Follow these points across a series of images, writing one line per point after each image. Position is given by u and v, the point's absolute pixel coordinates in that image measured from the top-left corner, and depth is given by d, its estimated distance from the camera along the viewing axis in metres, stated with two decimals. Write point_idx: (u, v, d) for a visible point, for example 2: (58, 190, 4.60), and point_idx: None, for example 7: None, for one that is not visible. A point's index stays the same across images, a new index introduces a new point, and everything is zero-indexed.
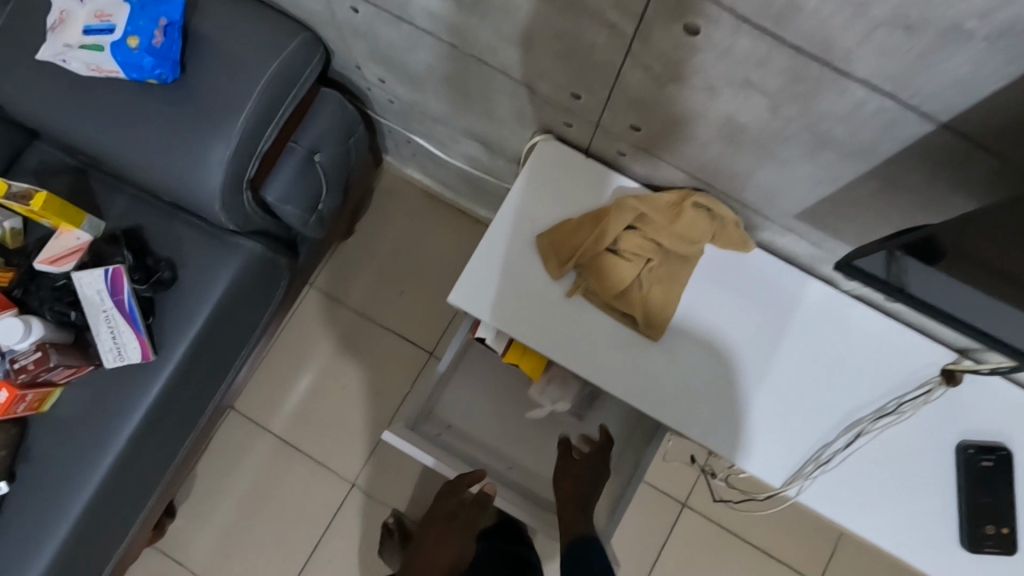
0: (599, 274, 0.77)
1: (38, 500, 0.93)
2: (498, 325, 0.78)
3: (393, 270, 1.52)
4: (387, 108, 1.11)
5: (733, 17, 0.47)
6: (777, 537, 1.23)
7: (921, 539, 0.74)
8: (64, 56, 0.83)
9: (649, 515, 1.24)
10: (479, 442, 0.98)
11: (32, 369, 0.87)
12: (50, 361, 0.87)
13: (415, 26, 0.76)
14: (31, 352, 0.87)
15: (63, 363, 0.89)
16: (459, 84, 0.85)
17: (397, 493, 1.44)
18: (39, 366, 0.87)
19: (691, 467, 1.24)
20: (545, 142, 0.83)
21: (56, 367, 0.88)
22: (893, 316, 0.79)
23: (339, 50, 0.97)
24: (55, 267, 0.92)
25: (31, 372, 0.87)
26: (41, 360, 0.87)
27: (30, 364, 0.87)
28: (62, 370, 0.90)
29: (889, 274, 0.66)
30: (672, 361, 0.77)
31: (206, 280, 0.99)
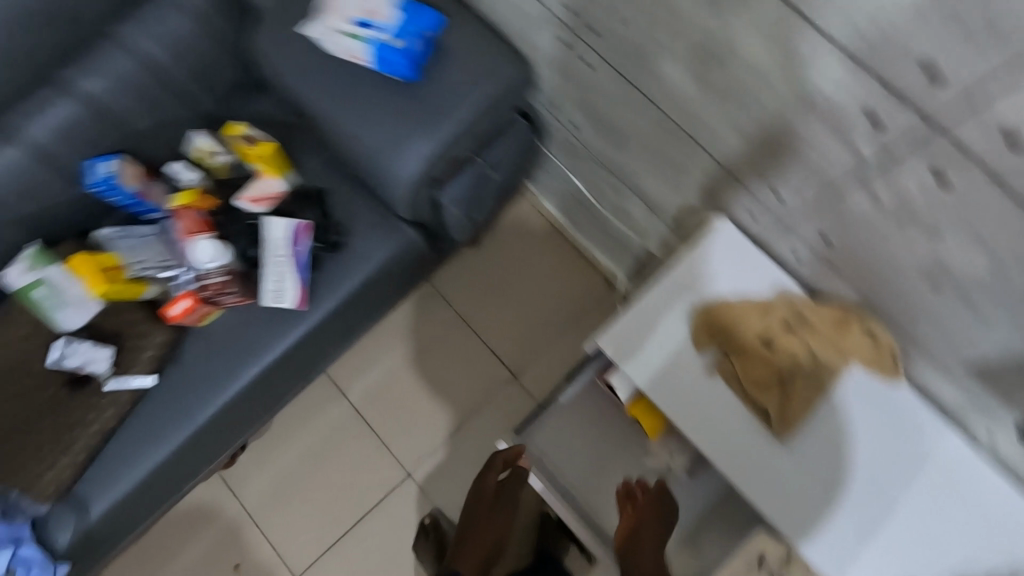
0: (745, 360, 0.81)
1: (169, 403, 1.01)
2: (635, 379, 0.84)
3: (503, 288, 1.59)
4: (561, 145, 1.19)
5: (997, 183, 0.51)
6: None
7: None
8: (329, 39, 0.95)
9: None
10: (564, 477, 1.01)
11: (214, 288, 0.99)
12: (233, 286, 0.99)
13: (641, 93, 0.83)
14: (218, 275, 0.99)
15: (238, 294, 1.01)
16: (656, 149, 0.91)
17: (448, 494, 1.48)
18: (221, 287, 0.99)
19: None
20: (724, 224, 0.87)
21: (232, 295, 1.01)
22: None
23: (545, 87, 1.06)
24: (253, 206, 1.04)
25: (213, 291, 0.99)
26: (225, 284, 0.99)
27: (214, 284, 0.99)
28: (234, 297, 1.01)
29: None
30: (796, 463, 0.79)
31: (367, 254, 1.09)
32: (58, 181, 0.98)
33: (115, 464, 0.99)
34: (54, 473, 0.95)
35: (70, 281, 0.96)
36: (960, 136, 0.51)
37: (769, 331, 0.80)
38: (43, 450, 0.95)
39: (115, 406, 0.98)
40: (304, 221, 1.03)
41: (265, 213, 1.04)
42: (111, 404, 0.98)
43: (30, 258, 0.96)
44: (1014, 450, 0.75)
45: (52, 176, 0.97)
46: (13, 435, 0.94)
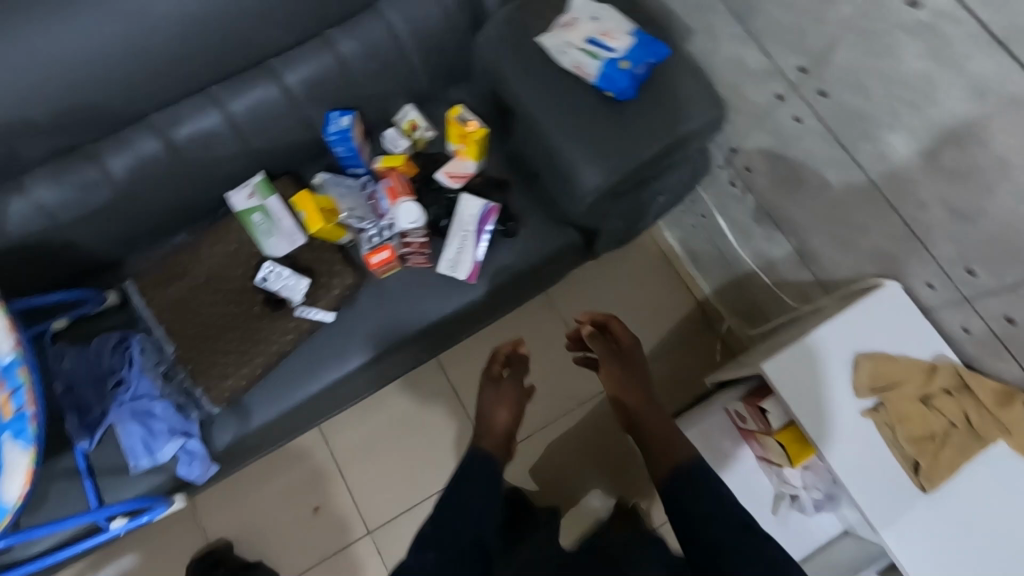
0: (897, 400, 0.88)
1: (340, 342, 1.10)
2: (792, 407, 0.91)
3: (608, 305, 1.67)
4: (720, 185, 1.28)
5: None
6: None
7: None
8: (562, 50, 1.06)
9: None
10: None
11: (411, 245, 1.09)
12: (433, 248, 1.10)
13: (850, 155, 0.92)
14: (419, 235, 1.09)
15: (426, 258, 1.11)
16: (841, 208, 1.00)
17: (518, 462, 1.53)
18: (421, 247, 1.09)
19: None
20: (896, 287, 0.94)
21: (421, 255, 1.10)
22: None
23: (731, 131, 1.16)
24: (447, 181, 1.14)
25: (412, 249, 1.09)
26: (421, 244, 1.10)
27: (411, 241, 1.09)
28: (420, 259, 1.11)
29: None
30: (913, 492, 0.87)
31: (535, 245, 1.18)
32: (294, 125, 1.09)
33: (281, 384, 1.09)
34: (233, 380, 1.04)
35: (286, 215, 1.07)
36: None
37: (923, 381, 0.88)
38: (231, 355, 1.04)
39: (296, 332, 1.07)
40: (494, 205, 1.12)
41: (458, 190, 1.14)
42: (294, 328, 1.07)
43: (257, 185, 1.07)
44: None
45: (292, 118, 1.08)
46: (209, 337, 1.05)
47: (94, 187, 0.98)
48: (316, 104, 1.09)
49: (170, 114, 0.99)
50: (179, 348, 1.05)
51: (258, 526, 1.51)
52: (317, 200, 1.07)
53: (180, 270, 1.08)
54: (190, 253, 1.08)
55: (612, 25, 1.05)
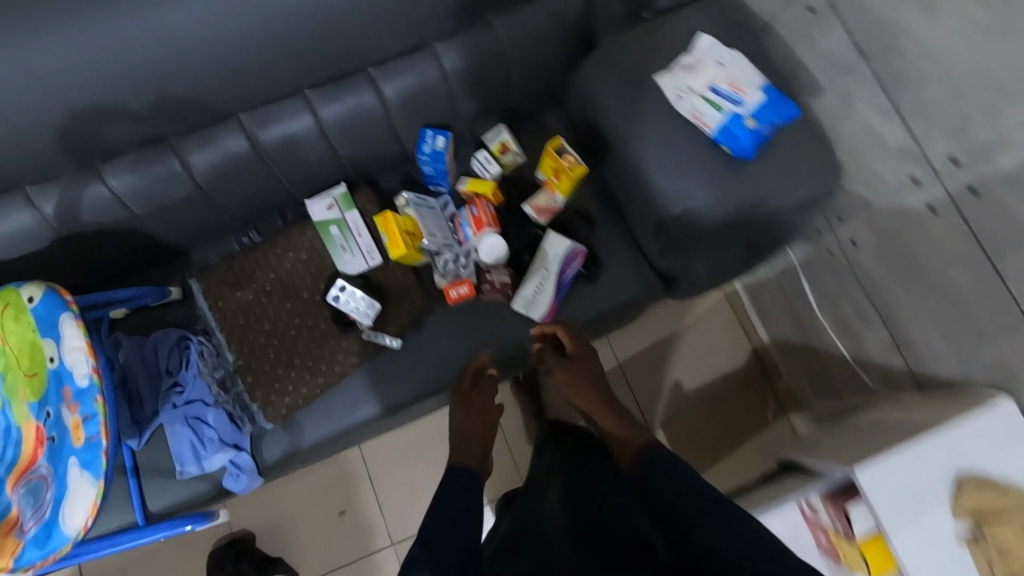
0: (1004, 535, 0.80)
1: (403, 369, 1.04)
2: (880, 523, 0.86)
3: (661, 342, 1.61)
4: (813, 250, 1.20)
5: None
6: None
7: None
8: (679, 94, 0.98)
9: None
10: None
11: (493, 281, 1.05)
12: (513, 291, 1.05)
13: (992, 261, 0.84)
14: (503, 275, 1.04)
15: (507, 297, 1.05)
16: (964, 308, 0.92)
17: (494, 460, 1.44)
18: (502, 288, 1.05)
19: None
20: (1012, 406, 0.86)
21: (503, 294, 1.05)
22: None
23: (843, 200, 1.07)
24: (535, 215, 1.08)
25: (493, 289, 1.04)
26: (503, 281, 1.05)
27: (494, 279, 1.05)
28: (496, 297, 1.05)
29: None
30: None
31: (614, 292, 1.12)
32: (383, 135, 1.02)
33: (336, 404, 1.03)
34: (291, 398, 1.00)
35: (364, 233, 1.02)
36: None
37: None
38: (291, 373, 1.00)
39: (360, 355, 1.02)
40: (581, 247, 1.05)
41: (544, 225, 1.08)
42: (357, 351, 1.02)
43: (338, 197, 1.01)
44: None
45: (382, 129, 1.01)
46: (269, 350, 1.00)
47: (172, 182, 0.93)
48: (410, 117, 1.02)
49: (259, 113, 0.93)
50: (238, 358, 1.00)
51: (284, 520, 1.49)
52: (399, 222, 1.00)
53: (248, 274, 1.03)
54: (262, 258, 1.03)
55: (740, 74, 0.96)
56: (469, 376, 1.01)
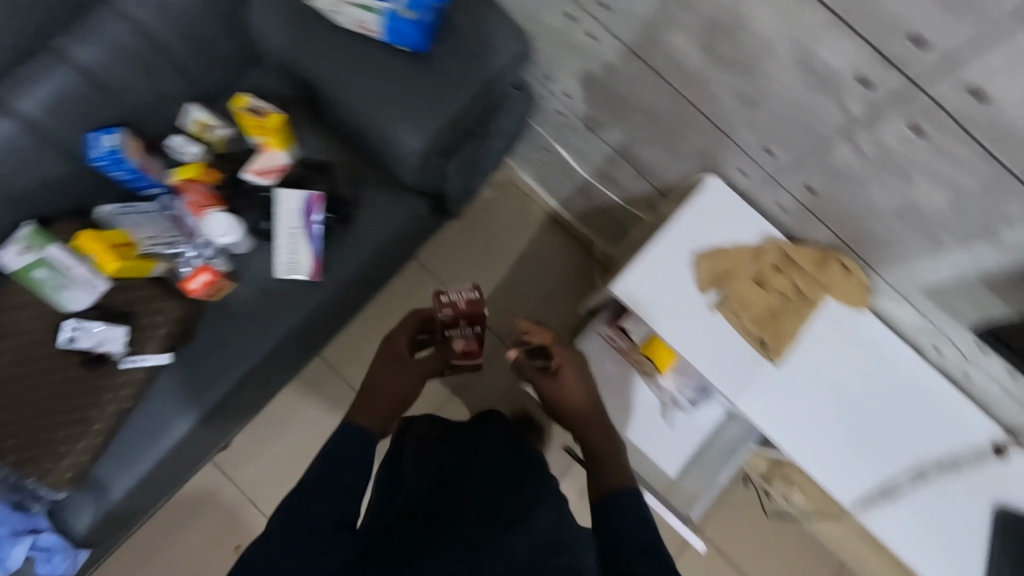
0: (746, 290, 0.93)
1: (183, 380, 0.99)
2: (633, 306, 0.94)
3: (479, 242, 1.61)
4: (552, 118, 1.25)
5: (962, 131, 0.63)
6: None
7: (939, 560, 0.90)
8: (336, 9, 0.97)
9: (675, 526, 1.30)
10: None
11: (452, 308, 0.91)
12: (482, 305, 0.92)
13: (645, 63, 0.91)
14: (466, 292, 0.93)
15: (469, 366, 1.01)
16: (652, 116, 1.00)
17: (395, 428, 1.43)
18: (471, 305, 0.91)
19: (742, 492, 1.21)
20: (717, 179, 0.97)
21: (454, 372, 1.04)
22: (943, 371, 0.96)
23: (542, 60, 1.12)
24: (260, 179, 1.04)
25: (454, 309, 0.91)
26: (463, 316, 0.92)
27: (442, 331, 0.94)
28: (462, 338, 0.95)
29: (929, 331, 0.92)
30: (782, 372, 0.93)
31: (374, 222, 1.10)
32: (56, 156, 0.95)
33: (133, 446, 0.97)
34: (71, 459, 0.92)
35: (77, 262, 0.93)
36: (935, 94, 0.63)
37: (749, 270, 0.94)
38: (57, 435, 0.92)
39: (131, 386, 0.96)
40: (317, 191, 1.04)
41: (274, 185, 1.05)
42: (127, 383, 0.96)
43: (29, 237, 0.92)
44: (955, 356, 0.92)
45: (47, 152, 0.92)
46: (24, 423, 0.92)
47: None
48: (69, 129, 0.93)
49: None
50: None
51: None
52: (105, 237, 0.94)
53: None
54: None
55: None
56: (398, 337, 0.93)
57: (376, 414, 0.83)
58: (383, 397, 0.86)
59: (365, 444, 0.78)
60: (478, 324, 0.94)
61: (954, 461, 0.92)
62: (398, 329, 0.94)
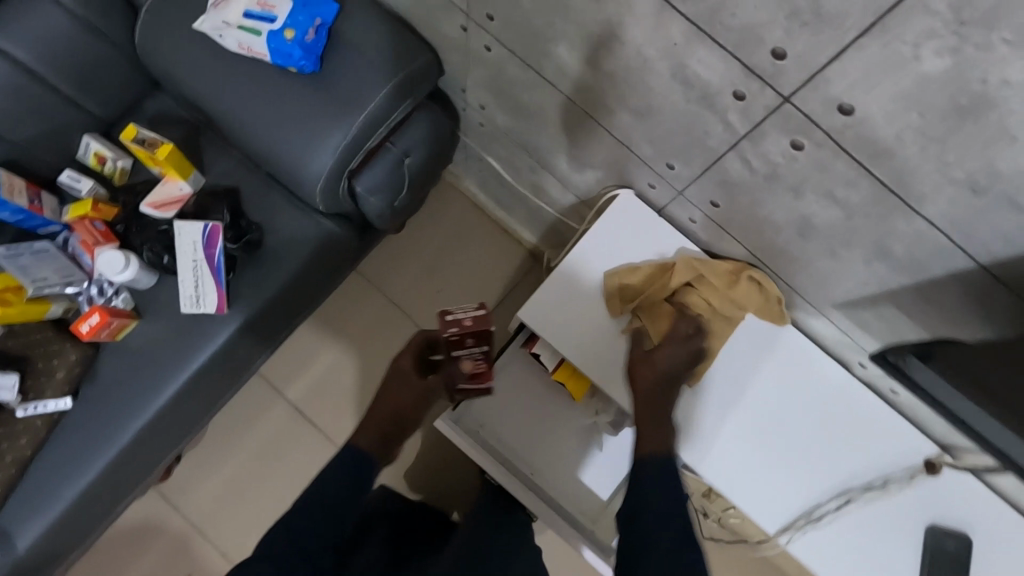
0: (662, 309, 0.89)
1: (86, 423, 0.97)
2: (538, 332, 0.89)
3: (424, 255, 1.57)
4: (476, 129, 1.21)
5: (837, 146, 0.59)
6: None
7: None
8: (221, 32, 0.93)
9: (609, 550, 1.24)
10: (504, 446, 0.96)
11: (459, 326, 0.81)
12: (489, 321, 0.79)
13: (542, 75, 0.87)
14: (472, 308, 0.81)
15: (480, 393, 0.87)
16: (560, 128, 0.95)
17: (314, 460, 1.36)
18: (476, 322, 0.79)
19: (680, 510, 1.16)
20: (628, 193, 0.93)
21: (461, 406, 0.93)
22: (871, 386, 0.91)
23: (453, 72, 1.07)
24: (159, 212, 1.00)
25: (462, 327, 0.80)
26: (471, 334, 0.81)
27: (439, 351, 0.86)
28: (470, 359, 0.82)
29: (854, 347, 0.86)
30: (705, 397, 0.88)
31: (286, 249, 1.07)
32: None
33: (38, 493, 0.95)
34: None
35: None
36: (804, 107, 0.58)
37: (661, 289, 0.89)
38: None
39: (29, 433, 0.93)
40: (218, 222, 1.00)
41: (175, 219, 1.01)
42: (25, 430, 0.93)
43: None
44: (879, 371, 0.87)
45: None
46: None
47: None
48: None
49: None
50: None
51: None
52: None
53: None
54: None
55: None
56: (404, 357, 0.90)
57: (371, 437, 0.83)
58: (379, 419, 0.85)
59: (360, 472, 0.79)
60: (486, 344, 0.81)
61: (883, 482, 0.87)
62: (404, 351, 0.90)
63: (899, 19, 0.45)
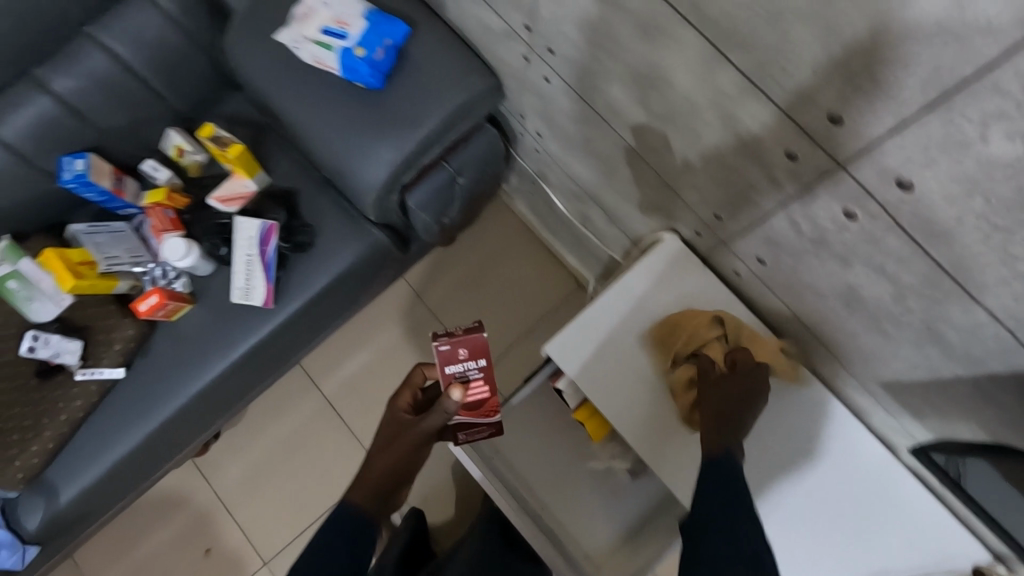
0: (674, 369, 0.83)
1: (133, 396, 1.04)
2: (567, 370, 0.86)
3: (469, 270, 1.59)
4: (531, 154, 1.21)
5: (890, 219, 0.55)
6: None
7: None
8: (297, 45, 0.98)
9: None
10: (517, 475, 0.95)
11: (450, 338, 0.79)
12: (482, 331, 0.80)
13: (596, 112, 0.86)
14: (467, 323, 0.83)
15: (487, 424, 0.82)
16: (609, 164, 0.94)
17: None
18: (469, 331, 0.80)
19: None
20: (672, 237, 0.90)
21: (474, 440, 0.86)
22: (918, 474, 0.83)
23: (512, 98, 1.08)
24: (223, 206, 1.06)
25: (453, 337, 0.79)
26: (464, 345, 0.79)
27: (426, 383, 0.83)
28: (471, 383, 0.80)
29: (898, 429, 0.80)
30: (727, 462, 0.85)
31: (334, 253, 1.11)
32: None
33: (84, 454, 1.03)
34: (23, 460, 0.98)
35: (45, 276, 0.99)
36: (857, 175, 0.54)
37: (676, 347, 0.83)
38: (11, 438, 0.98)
39: (83, 397, 1.01)
40: (274, 222, 1.06)
41: (236, 213, 1.06)
42: (80, 394, 1.01)
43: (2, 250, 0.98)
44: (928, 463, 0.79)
45: (24, 173, 0.98)
46: None
47: None
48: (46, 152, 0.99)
49: None
50: None
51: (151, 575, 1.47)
52: (67, 256, 0.97)
53: None
54: None
55: (341, 8, 0.97)
56: (400, 397, 0.81)
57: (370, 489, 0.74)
58: (377, 474, 0.74)
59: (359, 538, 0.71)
60: (481, 357, 0.80)
61: None
62: (400, 390, 0.81)
63: (965, 95, 0.42)
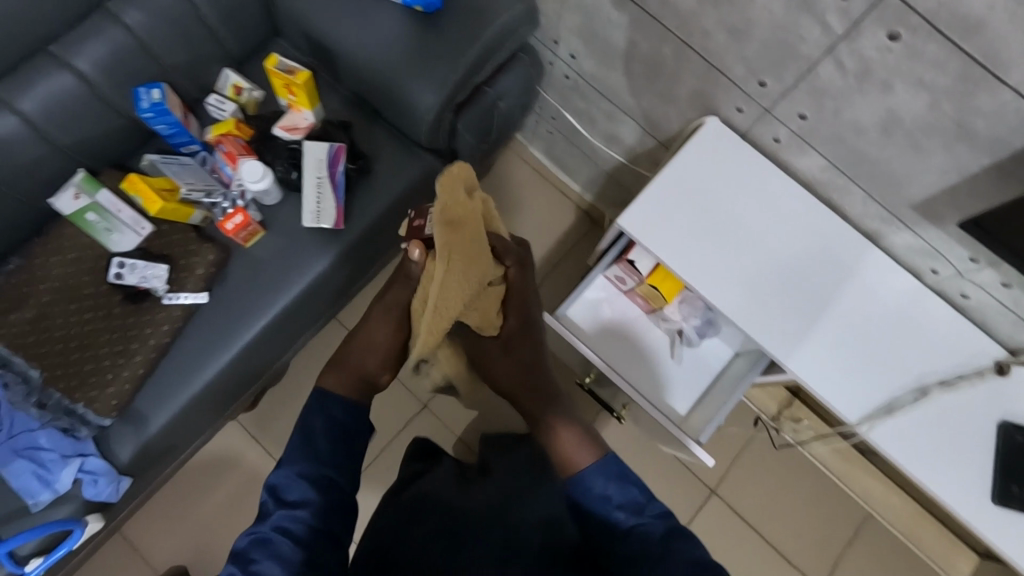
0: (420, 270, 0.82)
1: (213, 325, 1.07)
2: (626, 227, 0.99)
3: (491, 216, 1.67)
4: (559, 82, 1.33)
5: (931, 28, 0.69)
6: (797, 524, 1.29)
7: (944, 472, 0.93)
8: None
9: (679, 485, 1.31)
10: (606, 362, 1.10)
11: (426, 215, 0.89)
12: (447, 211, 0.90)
13: (643, 9, 0.98)
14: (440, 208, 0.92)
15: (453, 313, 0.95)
16: (650, 64, 1.07)
17: (399, 406, 1.43)
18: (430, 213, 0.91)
19: (753, 429, 1.33)
20: (714, 119, 1.03)
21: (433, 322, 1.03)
22: (942, 295, 0.99)
23: (547, 23, 1.19)
24: (289, 135, 1.13)
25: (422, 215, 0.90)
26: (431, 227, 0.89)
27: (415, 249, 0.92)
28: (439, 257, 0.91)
29: (925, 253, 0.95)
30: (782, 306, 0.96)
31: (394, 178, 1.18)
32: (107, 113, 1.04)
33: (170, 382, 1.04)
34: (115, 387, 1.00)
35: (123, 207, 1.04)
36: None
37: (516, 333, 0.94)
38: (104, 363, 1.01)
39: (170, 321, 1.04)
40: (341, 144, 1.12)
41: (301, 140, 1.13)
42: (166, 318, 1.04)
43: (81, 183, 1.02)
44: (950, 274, 0.95)
45: (97, 105, 1.02)
46: (75, 351, 1.01)
47: None
48: (117, 85, 1.03)
49: None
50: (42, 370, 0.99)
51: (210, 538, 1.46)
52: (150, 181, 1.04)
53: (21, 294, 1.02)
54: (30, 274, 1.03)
55: None
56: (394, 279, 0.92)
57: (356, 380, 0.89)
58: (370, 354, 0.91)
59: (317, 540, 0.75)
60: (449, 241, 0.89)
61: (956, 378, 0.94)
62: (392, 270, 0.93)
63: None
